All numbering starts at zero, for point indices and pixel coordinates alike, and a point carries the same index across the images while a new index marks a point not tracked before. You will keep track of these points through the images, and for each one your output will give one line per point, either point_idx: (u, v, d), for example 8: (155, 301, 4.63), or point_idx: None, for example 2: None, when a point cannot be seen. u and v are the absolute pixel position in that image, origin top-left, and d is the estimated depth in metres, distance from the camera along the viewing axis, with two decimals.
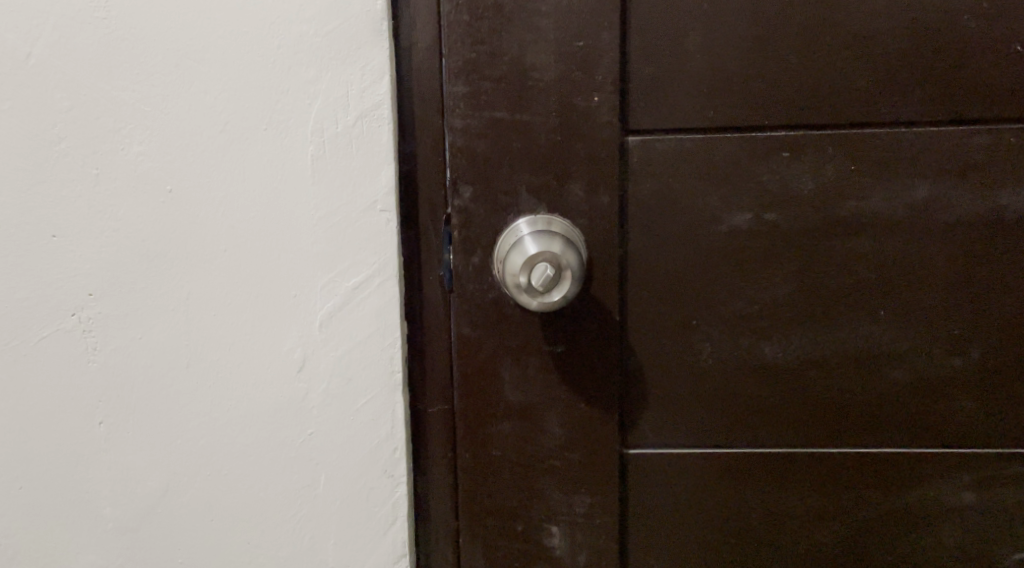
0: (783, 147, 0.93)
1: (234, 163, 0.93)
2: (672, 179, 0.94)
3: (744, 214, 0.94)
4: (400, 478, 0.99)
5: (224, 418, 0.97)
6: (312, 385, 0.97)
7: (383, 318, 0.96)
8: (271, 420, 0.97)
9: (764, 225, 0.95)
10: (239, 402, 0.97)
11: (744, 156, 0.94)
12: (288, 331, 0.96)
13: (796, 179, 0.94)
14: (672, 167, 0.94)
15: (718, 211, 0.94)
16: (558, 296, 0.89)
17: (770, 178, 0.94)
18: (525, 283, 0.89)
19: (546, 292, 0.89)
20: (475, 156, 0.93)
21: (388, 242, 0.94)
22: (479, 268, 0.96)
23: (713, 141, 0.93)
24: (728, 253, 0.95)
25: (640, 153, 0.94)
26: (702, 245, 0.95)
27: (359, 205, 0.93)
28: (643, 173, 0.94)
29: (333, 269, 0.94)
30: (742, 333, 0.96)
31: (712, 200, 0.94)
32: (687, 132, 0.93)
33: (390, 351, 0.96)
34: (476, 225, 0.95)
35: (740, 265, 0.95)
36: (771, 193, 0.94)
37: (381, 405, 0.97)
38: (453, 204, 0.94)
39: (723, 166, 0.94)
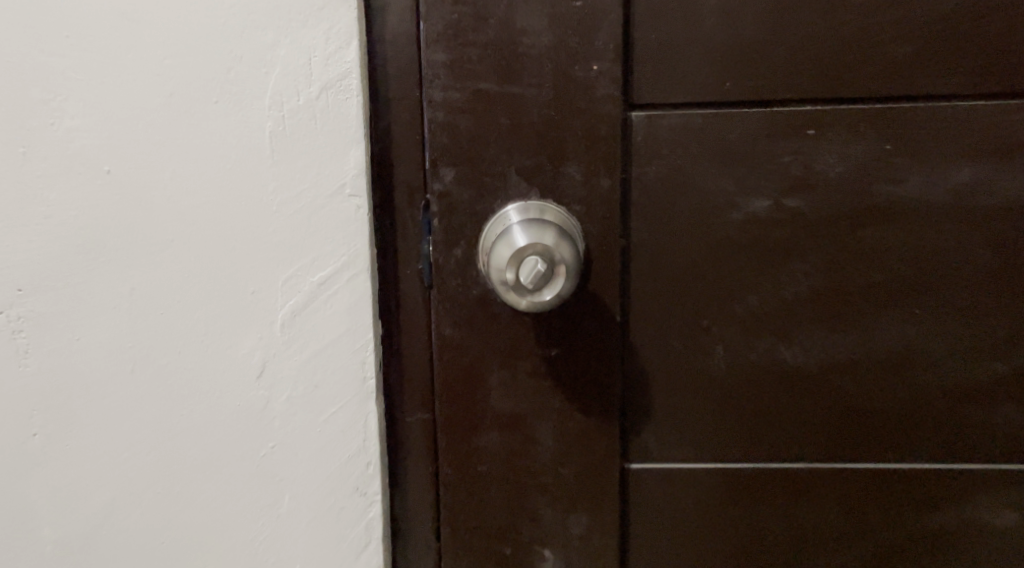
0: (809, 123, 0.82)
1: (181, 141, 0.81)
2: (682, 160, 0.83)
3: (762, 200, 0.83)
4: (374, 496, 0.88)
5: (176, 429, 0.87)
6: (275, 391, 0.86)
7: (354, 318, 0.85)
8: (228, 431, 0.87)
9: (786, 212, 0.83)
10: (193, 410, 0.86)
11: (764, 134, 0.82)
12: (246, 332, 0.85)
13: (823, 160, 0.83)
14: (681, 146, 0.82)
15: (733, 196, 0.83)
16: (550, 295, 0.78)
17: (793, 159, 0.83)
18: (513, 280, 0.78)
19: (537, 291, 0.77)
20: (457, 134, 0.82)
21: (359, 231, 0.83)
22: (462, 262, 0.84)
23: (729, 116, 0.82)
24: (744, 243, 0.84)
25: (646, 130, 0.82)
26: (714, 234, 0.84)
27: (325, 189, 0.82)
28: (648, 153, 0.83)
29: (296, 262, 0.83)
30: (758, 334, 0.85)
31: (727, 185, 0.83)
32: (699, 107, 0.82)
33: (362, 355, 0.86)
34: (459, 212, 0.83)
35: (757, 258, 0.84)
36: (794, 176, 0.83)
37: (352, 415, 0.87)
38: (433, 188, 0.83)
39: (740, 146, 0.82)
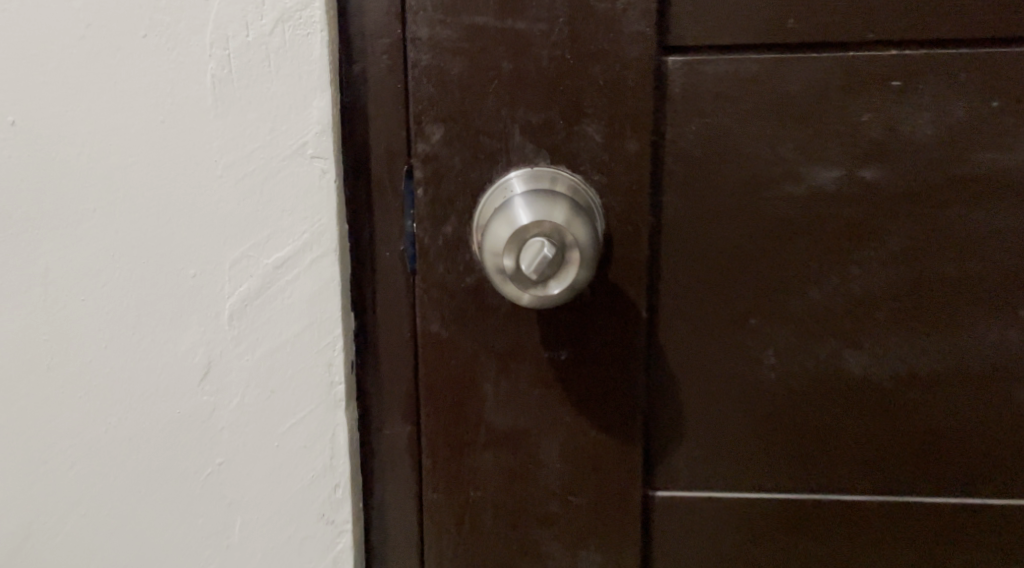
0: (893, 74, 0.65)
1: (102, 87, 0.66)
2: (730, 117, 0.66)
3: (828, 171, 0.67)
4: (344, 525, 0.72)
5: (102, 441, 0.71)
6: (221, 397, 0.70)
7: (318, 309, 0.69)
8: (165, 444, 0.71)
9: (858, 185, 0.67)
10: (122, 418, 0.71)
11: (835, 86, 0.65)
12: (186, 324, 0.69)
13: (908, 120, 0.66)
14: (730, 99, 0.66)
15: (794, 164, 0.66)
16: (558, 288, 0.62)
17: (870, 119, 0.66)
18: (512, 267, 0.61)
19: (542, 283, 0.61)
20: (448, 82, 0.65)
21: (325, 202, 0.67)
22: (452, 242, 0.68)
23: (790, 62, 0.65)
24: (804, 224, 0.67)
25: (685, 79, 0.66)
26: (766, 212, 0.67)
27: (283, 148, 0.66)
28: (688, 108, 0.66)
29: (247, 240, 0.67)
30: (817, 337, 0.69)
31: (784, 150, 0.66)
32: (752, 51, 0.65)
33: (328, 355, 0.69)
34: (450, 180, 0.67)
35: (819, 242, 0.68)
36: (870, 141, 0.66)
37: (315, 427, 0.71)
38: (417, 150, 0.66)
39: (803, 100, 0.66)
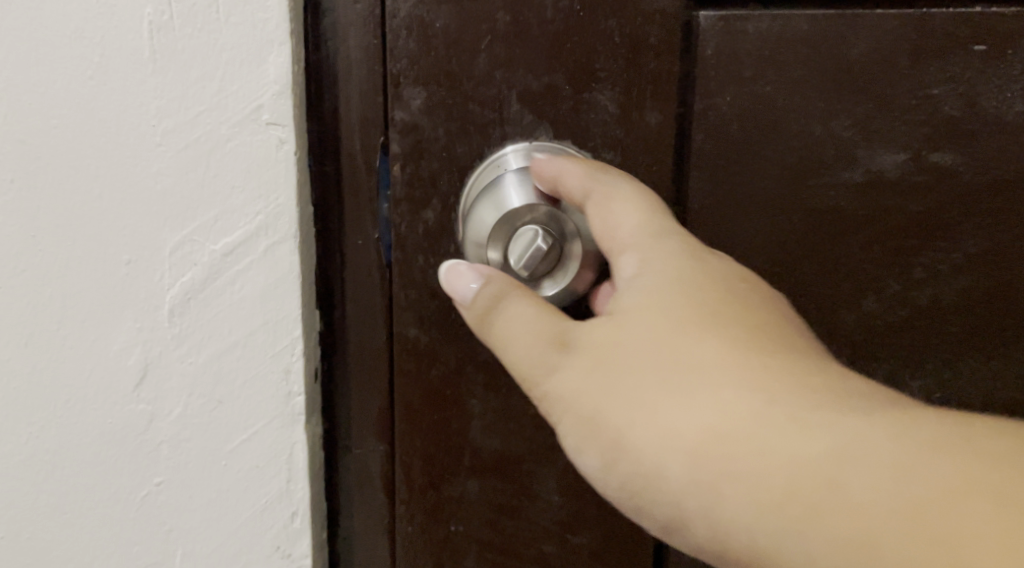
0: (990, 35, 0.50)
1: (20, 36, 0.54)
2: (779, 89, 0.51)
3: (893, 154, 0.52)
4: (302, 561, 0.61)
5: (20, 456, 0.60)
6: (160, 407, 0.59)
7: (272, 306, 0.57)
8: (96, 461, 0.60)
9: (933, 173, 0.52)
10: (43, 429, 0.59)
11: (911, 50, 0.51)
12: (118, 319, 0.57)
13: (1004, 94, 0.51)
14: (780, 66, 0.51)
15: (856, 145, 0.51)
16: (553, 289, 0.52)
17: (958, 93, 0.51)
18: (498, 261, 0.51)
19: (534, 281, 0.52)
20: (431, 34, 0.52)
21: (282, 178, 0.56)
22: (434, 232, 0.56)
23: (860, 19, 0.50)
24: (861, 220, 0.52)
25: (721, 41, 0.51)
26: (812, 204, 0.52)
27: (233, 111, 0.55)
28: (725, 75, 0.51)
29: (191, 220, 0.56)
30: (879, 362, 0.54)
31: (843, 128, 0.51)
32: (805, 6, 0.51)
33: (284, 360, 0.58)
34: (433, 156, 0.54)
35: (883, 242, 0.52)
36: (952, 120, 0.51)
37: (269, 446, 0.59)
38: (394, 118, 0.53)
39: (876, 67, 0.51)
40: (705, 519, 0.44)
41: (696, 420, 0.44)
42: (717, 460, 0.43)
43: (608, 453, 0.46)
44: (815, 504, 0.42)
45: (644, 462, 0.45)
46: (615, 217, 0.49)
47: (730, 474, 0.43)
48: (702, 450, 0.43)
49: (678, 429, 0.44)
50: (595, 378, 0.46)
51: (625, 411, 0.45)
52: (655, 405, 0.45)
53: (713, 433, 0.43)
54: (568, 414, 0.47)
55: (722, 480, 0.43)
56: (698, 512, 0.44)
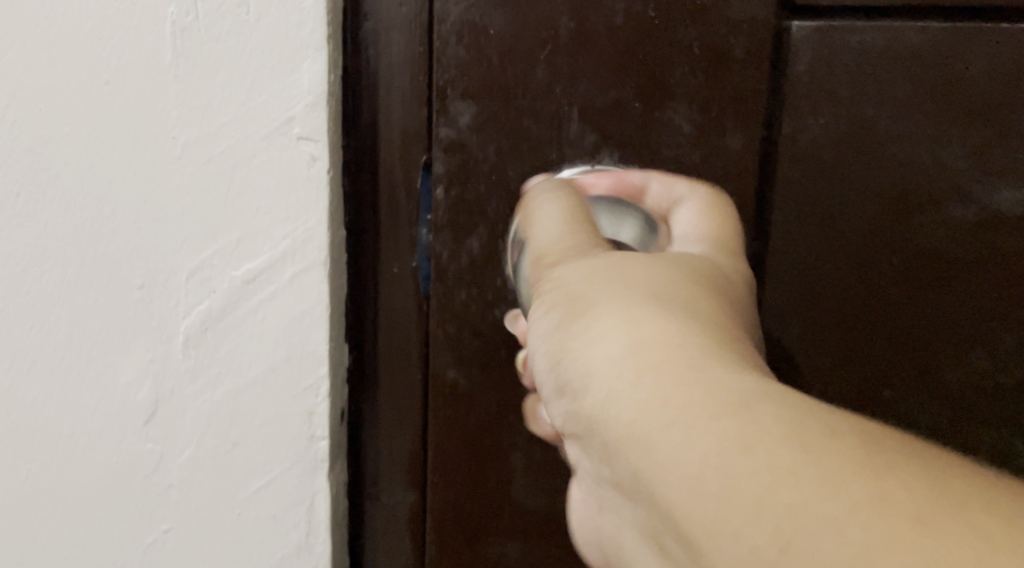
0: None
1: (22, 26, 0.45)
2: (880, 110, 0.45)
3: (1008, 189, 0.45)
4: None
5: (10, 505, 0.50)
6: (169, 449, 0.49)
7: (296, 341, 0.48)
8: (90, 510, 0.50)
9: None
10: (31, 469, 0.49)
11: None
12: (124, 347, 0.48)
13: None
14: (882, 85, 0.45)
15: (970, 178, 0.45)
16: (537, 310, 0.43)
17: None
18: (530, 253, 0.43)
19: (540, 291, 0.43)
20: (485, 41, 0.45)
21: (313, 197, 0.46)
22: (479, 263, 0.47)
23: (977, 35, 0.44)
24: (972, 260, 0.46)
25: (816, 55, 0.45)
26: (907, 253, 0.46)
27: (260, 119, 0.46)
28: (819, 94, 0.45)
29: (209, 237, 0.47)
30: (981, 422, 0.47)
31: (952, 156, 0.45)
32: (917, 18, 0.44)
33: (309, 402, 0.48)
34: (479, 176, 0.46)
35: (988, 291, 0.46)
36: None
37: (289, 497, 0.49)
38: (437, 135, 0.46)
39: (995, 89, 0.44)
40: (597, 418, 0.35)
41: (655, 322, 0.35)
42: (653, 360, 0.35)
43: (557, 329, 0.37)
44: (725, 420, 0.33)
45: (585, 335, 0.36)
46: (696, 225, 0.42)
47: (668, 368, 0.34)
48: (649, 346, 0.35)
49: (641, 320, 0.36)
50: (599, 263, 0.38)
51: (603, 291, 0.37)
52: (620, 298, 0.36)
53: (663, 331, 0.35)
54: (549, 281, 0.39)
55: (654, 378, 0.34)
56: (598, 410, 0.35)
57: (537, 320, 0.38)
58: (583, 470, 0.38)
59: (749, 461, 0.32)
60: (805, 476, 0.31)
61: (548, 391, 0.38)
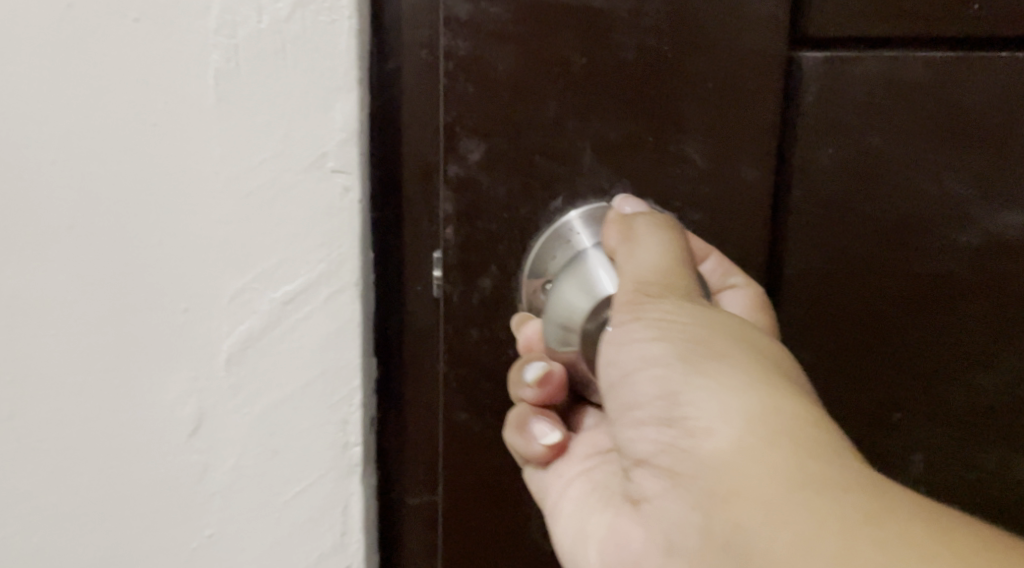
0: None
1: (66, 65, 0.46)
2: (889, 139, 0.46)
3: (1013, 212, 0.47)
4: None
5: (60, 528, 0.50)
6: (212, 459, 0.49)
7: (330, 361, 0.49)
8: (129, 527, 0.50)
9: None
10: (70, 489, 0.49)
11: None
12: (166, 368, 0.48)
13: None
14: (890, 115, 0.46)
15: (973, 205, 0.47)
16: (552, 335, 0.44)
17: None
18: (578, 286, 0.44)
19: (565, 321, 0.44)
20: (498, 80, 0.45)
21: (345, 225, 0.48)
22: (490, 300, 0.47)
23: (977, 68, 0.46)
24: (978, 285, 0.48)
25: (826, 85, 0.46)
26: (937, 299, 0.48)
27: (296, 154, 0.47)
28: (828, 123, 0.46)
29: (249, 259, 0.48)
30: (982, 433, 0.49)
31: (958, 186, 0.47)
32: (917, 49, 0.46)
33: (343, 413, 0.49)
34: (489, 213, 0.46)
35: (993, 312, 0.48)
36: None
37: (323, 504, 0.50)
38: (446, 174, 0.45)
39: (996, 116, 0.46)
40: (706, 459, 0.40)
41: (780, 407, 0.39)
42: (781, 442, 0.39)
43: (674, 371, 0.41)
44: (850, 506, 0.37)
45: (710, 382, 0.40)
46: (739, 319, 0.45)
47: (795, 452, 0.39)
48: (774, 428, 0.39)
49: (764, 390, 0.40)
50: (711, 316, 0.42)
51: (717, 366, 0.41)
52: (742, 379, 0.40)
53: (786, 416, 0.39)
54: (659, 311, 0.42)
55: (783, 444, 0.39)
56: (713, 452, 0.40)
57: (644, 347, 0.42)
58: (657, 500, 0.42)
59: (870, 543, 0.37)
60: (909, 561, 0.36)
61: (643, 419, 0.42)
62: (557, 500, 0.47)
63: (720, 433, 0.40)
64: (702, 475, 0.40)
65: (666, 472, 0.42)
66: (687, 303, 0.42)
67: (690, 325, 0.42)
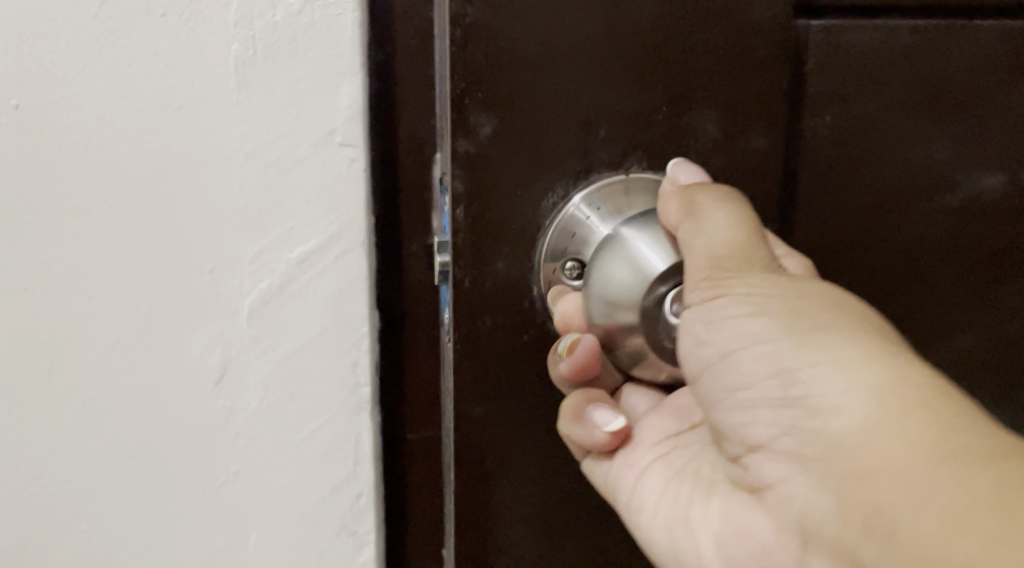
0: None
1: (79, 41, 0.46)
2: (882, 103, 0.48)
3: (992, 176, 0.50)
4: (368, 539, 0.51)
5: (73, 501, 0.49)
6: (237, 404, 0.49)
7: (345, 318, 0.49)
8: (140, 496, 0.49)
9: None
10: (79, 462, 0.49)
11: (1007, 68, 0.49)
12: (183, 319, 0.48)
13: None
14: (882, 81, 0.48)
15: (955, 167, 0.49)
16: (598, 313, 0.42)
17: None
18: (624, 262, 0.42)
19: (611, 298, 0.42)
20: (511, 54, 0.44)
21: (353, 192, 0.48)
22: (503, 284, 0.45)
23: (958, 37, 0.48)
24: (960, 240, 0.50)
25: (826, 52, 0.47)
26: (931, 253, 0.50)
27: (305, 128, 0.47)
28: (828, 90, 0.48)
29: (264, 205, 0.48)
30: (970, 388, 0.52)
31: (943, 149, 0.49)
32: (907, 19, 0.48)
33: (354, 355, 0.49)
34: (500, 190, 0.44)
35: (974, 269, 0.50)
36: None
37: (336, 441, 0.50)
38: (455, 150, 0.44)
39: (977, 83, 0.49)
40: (836, 437, 0.38)
41: (908, 376, 0.38)
42: (916, 413, 0.37)
43: (781, 346, 0.40)
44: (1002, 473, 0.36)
45: (825, 356, 0.39)
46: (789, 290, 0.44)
47: (934, 422, 0.37)
48: (905, 398, 0.37)
49: (883, 359, 0.38)
50: (802, 284, 0.40)
51: (826, 338, 0.39)
52: (861, 350, 0.38)
53: (913, 386, 0.37)
54: (745, 286, 0.41)
55: (920, 414, 0.37)
56: (841, 429, 0.38)
57: (741, 325, 0.40)
58: (782, 487, 0.40)
59: None
60: None
61: (756, 401, 0.41)
62: (635, 486, 0.46)
63: (849, 410, 0.38)
64: (835, 456, 0.38)
65: (791, 456, 0.40)
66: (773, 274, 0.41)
67: (785, 298, 0.40)
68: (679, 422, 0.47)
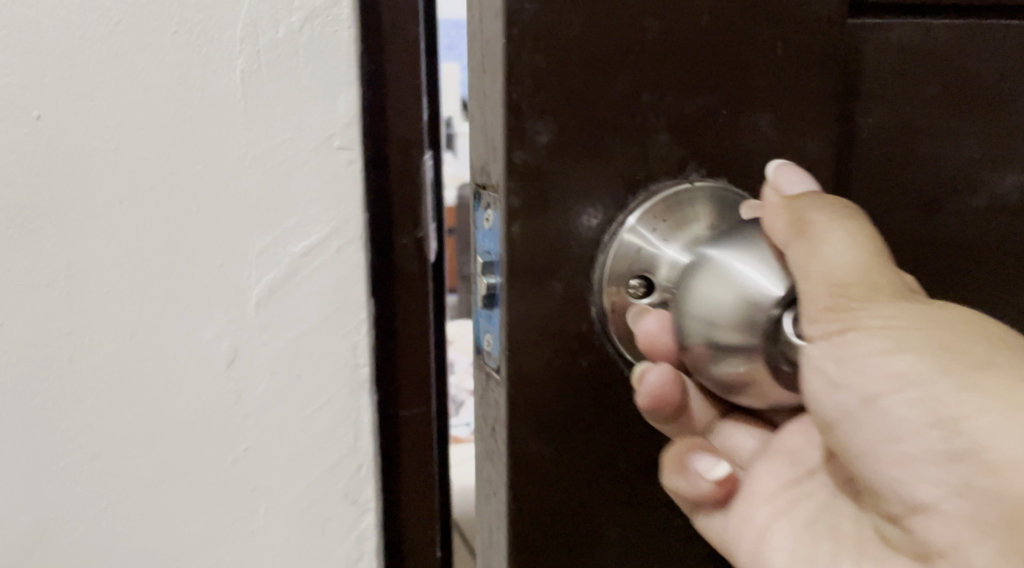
0: None
1: (64, 31, 0.42)
2: (915, 102, 0.44)
3: (1011, 175, 0.46)
4: (369, 506, 0.48)
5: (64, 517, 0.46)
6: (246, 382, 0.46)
7: (350, 317, 0.46)
8: (134, 500, 0.46)
9: None
10: (71, 478, 0.45)
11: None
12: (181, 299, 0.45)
13: None
14: (913, 79, 0.44)
15: (975, 166, 0.45)
16: (698, 335, 0.37)
17: None
18: (720, 279, 0.37)
19: (711, 318, 0.37)
20: (567, 52, 0.39)
21: (351, 189, 0.45)
22: (559, 304, 0.40)
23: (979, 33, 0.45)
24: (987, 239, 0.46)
25: (876, 49, 0.43)
26: (958, 258, 0.46)
27: (304, 130, 0.44)
28: (879, 91, 0.44)
29: (266, 176, 0.44)
30: None
31: (968, 149, 0.45)
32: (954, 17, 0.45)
33: (354, 337, 0.46)
34: (556, 200, 0.39)
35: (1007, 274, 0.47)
36: None
37: (337, 419, 0.47)
38: (512, 159, 0.39)
39: (998, 80, 0.45)
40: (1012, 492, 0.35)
41: None
42: None
43: (938, 391, 0.36)
44: None
45: (991, 403, 0.35)
46: None
47: None
48: None
49: None
50: (939, 313, 0.36)
51: (985, 380, 0.35)
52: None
53: None
54: (877, 316, 0.37)
55: None
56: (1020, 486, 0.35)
57: (880, 363, 0.36)
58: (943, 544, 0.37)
59: None
60: None
61: (910, 453, 0.37)
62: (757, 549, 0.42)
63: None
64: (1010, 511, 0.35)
65: (958, 515, 0.36)
66: (903, 299, 0.37)
67: (926, 333, 0.36)
68: (794, 468, 0.43)
